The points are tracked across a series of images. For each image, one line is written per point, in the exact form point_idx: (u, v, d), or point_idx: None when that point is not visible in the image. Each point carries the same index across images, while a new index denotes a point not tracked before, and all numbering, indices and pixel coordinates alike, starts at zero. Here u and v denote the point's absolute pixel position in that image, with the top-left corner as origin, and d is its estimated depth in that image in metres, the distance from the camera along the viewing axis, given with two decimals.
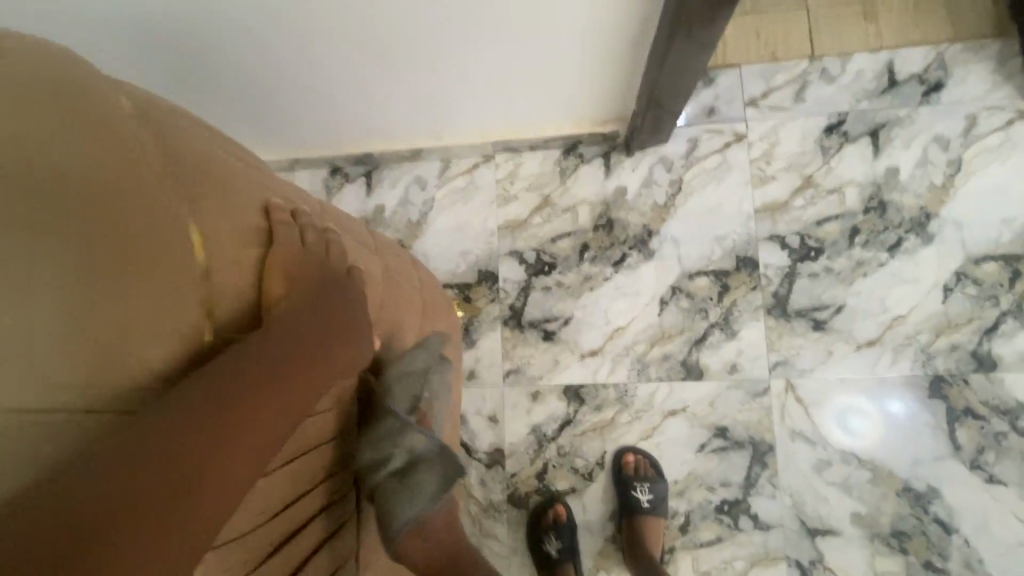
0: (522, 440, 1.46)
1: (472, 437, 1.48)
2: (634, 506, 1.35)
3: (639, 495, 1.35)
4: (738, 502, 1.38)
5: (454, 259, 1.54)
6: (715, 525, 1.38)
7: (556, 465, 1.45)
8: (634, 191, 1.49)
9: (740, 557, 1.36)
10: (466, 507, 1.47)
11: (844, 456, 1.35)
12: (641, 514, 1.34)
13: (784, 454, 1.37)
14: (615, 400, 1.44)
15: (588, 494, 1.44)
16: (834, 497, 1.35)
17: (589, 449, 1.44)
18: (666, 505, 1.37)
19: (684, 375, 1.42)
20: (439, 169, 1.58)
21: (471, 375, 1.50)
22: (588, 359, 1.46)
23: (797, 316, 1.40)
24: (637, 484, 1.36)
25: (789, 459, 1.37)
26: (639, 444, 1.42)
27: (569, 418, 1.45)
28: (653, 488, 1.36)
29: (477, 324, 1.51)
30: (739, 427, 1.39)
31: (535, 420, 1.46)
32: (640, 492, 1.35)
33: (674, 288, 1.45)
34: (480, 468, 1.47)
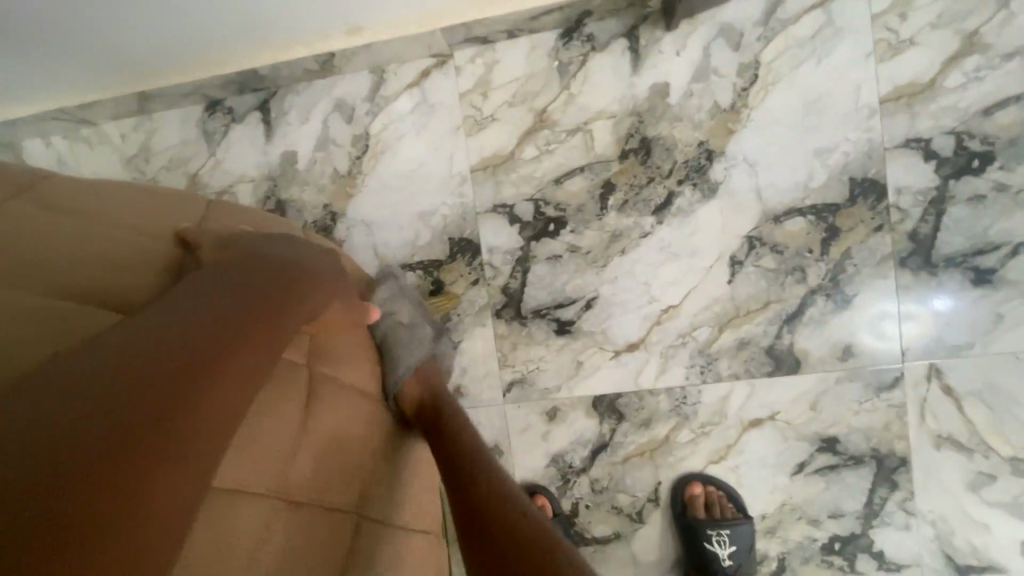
0: (541, 476, 1.03)
1: None
2: (710, 564, 0.96)
3: (716, 548, 0.95)
4: (854, 537, 0.96)
5: (411, 224, 1.02)
6: (822, 570, 0.98)
7: (590, 506, 1.02)
8: (681, 90, 0.93)
9: None
10: None
11: (1016, 465, 0.92)
12: (720, 574, 0.95)
13: (924, 468, 0.94)
14: (670, 411, 0.98)
15: (638, 540, 1.02)
16: (999, 522, 0.93)
17: (636, 481, 1.00)
18: (753, 555, 0.97)
19: (771, 367, 0.95)
20: (369, 85, 1.01)
21: (458, 392, 1.04)
22: (625, 357, 0.99)
23: (946, 265, 0.90)
24: (713, 533, 0.94)
25: (931, 474, 0.94)
26: (708, 470, 0.98)
27: (605, 441, 1.00)
28: (735, 535, 0.95)
29: (456, 319, 1.02)
30: (855, 436, 0.95)
31: (555, 448, 1.02)
32: (719, 545, 0.95)
33: (751, 239, 0.94)
34: None
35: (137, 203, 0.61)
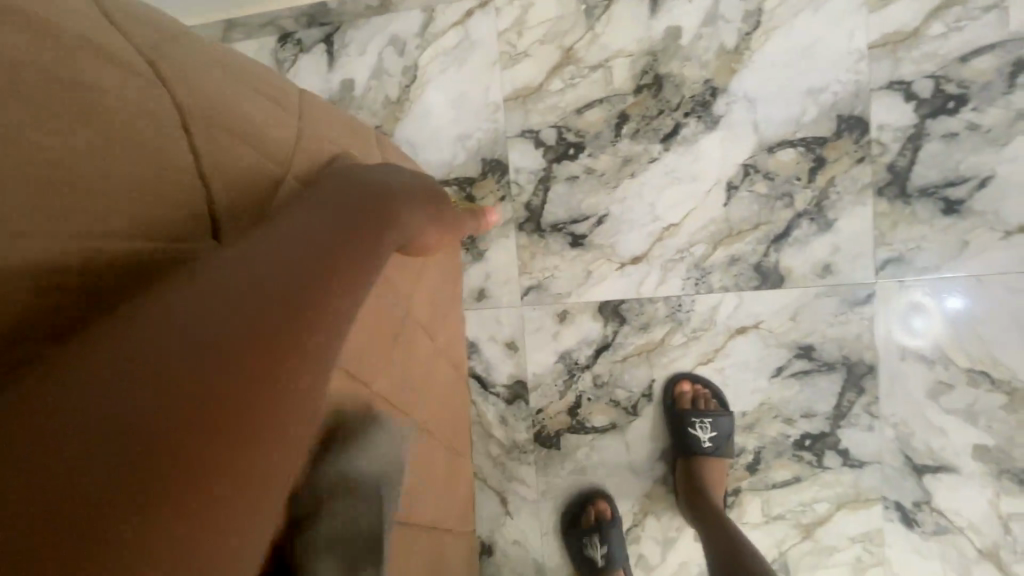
0: (550, 370, 1.18)
1: (487, 368, 1.21)
2: (693, 447, 1.09)
3: (699, 433, 1.09)
4: (824, 436, 1.09)
5: (449, 145, 1.17)
6: (793, 463, 1.11)
7: (592, 399, 1.17)
8: (692, 34, 1.06)
9: (823, 499, 1.10)
10: (485, 448, 1.23)
11: (971, 376, 1.03)
12: (701, 455, 1.09)
13: (889, 377, 1.06)
14: (666, 317, 1.13)
15: (632, 431, 1.16)
16: (954, 427, 1.05)
17: (633, 378, 1.15)
18: (731, 442, 1.11)
19: (758, 282, 1.09)
20: (420, 23, 1.16)
21: (482, 294, 1.19)
22: (629, 269, 1.13)
23: (920, 195, 1.02)
24: (696, 420, 1.08)
25: (896, 382, 1.06)
26: (697, 371, 1.12)
27: (607, 341, 1.15)
28: (717, 424, 1.09)
29: (484, 229, 1.18)
30: (829, 345, 1.07)
31: (564, 346, 1.17)
32: (701, 431, 1.09)
33: (747, 167, 1.07)
34: (498, 404, 1.21)
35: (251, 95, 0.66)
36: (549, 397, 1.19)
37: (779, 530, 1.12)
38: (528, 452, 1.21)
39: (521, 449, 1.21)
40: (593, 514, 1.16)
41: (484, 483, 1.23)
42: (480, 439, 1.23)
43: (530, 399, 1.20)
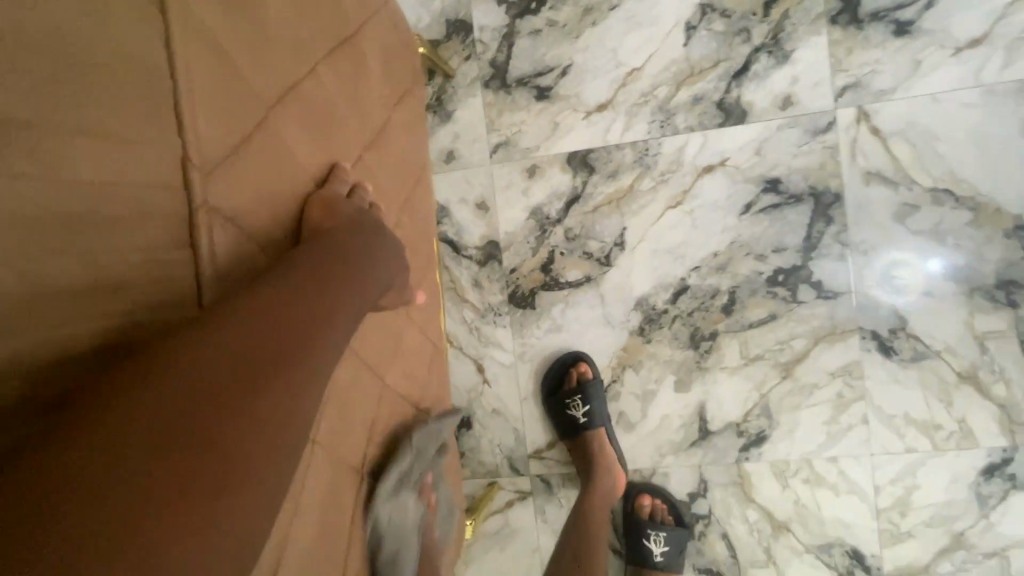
0: (521, 228, 1.17)
1: (459, 231, 1.20)
2: (632, 516, 1.14)
3: (651, 545, 1.11)
4: (796, 269, 1.08)
5: (413, 10, 1.19)
6: (767, 301, 1.10)
7: (565, 253, 1.16)
8: None
9: (800, 335, 1.09)
10: (459, 315, 1.21)
11: (936, 194, 1.04)
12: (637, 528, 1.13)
13: (879, 278, 1.06)
14: (633, 163, 1.13)
15: (607, 283, 1.15)
16: (922, 249, 1.05)
17: (604, 228, 1.14)
18: (671, 501, 1.14)
19: (722, 119, 1.09)
20: None
21: (451, 156, 1.19)
22: (595, 117, 1.13)
23: (872, 21, 1.04)
24: (629, 502, 1.15)
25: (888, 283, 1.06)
26: (667, 215, 1.12)
27: (578, 193, 1.15)
28: (671, 538, 1.11)
29: (451, 91, 1.18)
30: (795, 177, 1.08)
31: (534, 200, 1.17)
32: (654, 543, 1.11)
33: (703, 7, 1.09)
34: (471, 268, 1.20)
35: (231, 60, 0.53)
36: (521, 255, 1.17)
37: (758, 372, 1.11)
38: (503, 314, 1.19)
39: (495, 312, 1.19)
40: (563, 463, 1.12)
41: (459, 351, 1.21)
42: (453, 305, 1.21)
43: (503, 260, 1.18)
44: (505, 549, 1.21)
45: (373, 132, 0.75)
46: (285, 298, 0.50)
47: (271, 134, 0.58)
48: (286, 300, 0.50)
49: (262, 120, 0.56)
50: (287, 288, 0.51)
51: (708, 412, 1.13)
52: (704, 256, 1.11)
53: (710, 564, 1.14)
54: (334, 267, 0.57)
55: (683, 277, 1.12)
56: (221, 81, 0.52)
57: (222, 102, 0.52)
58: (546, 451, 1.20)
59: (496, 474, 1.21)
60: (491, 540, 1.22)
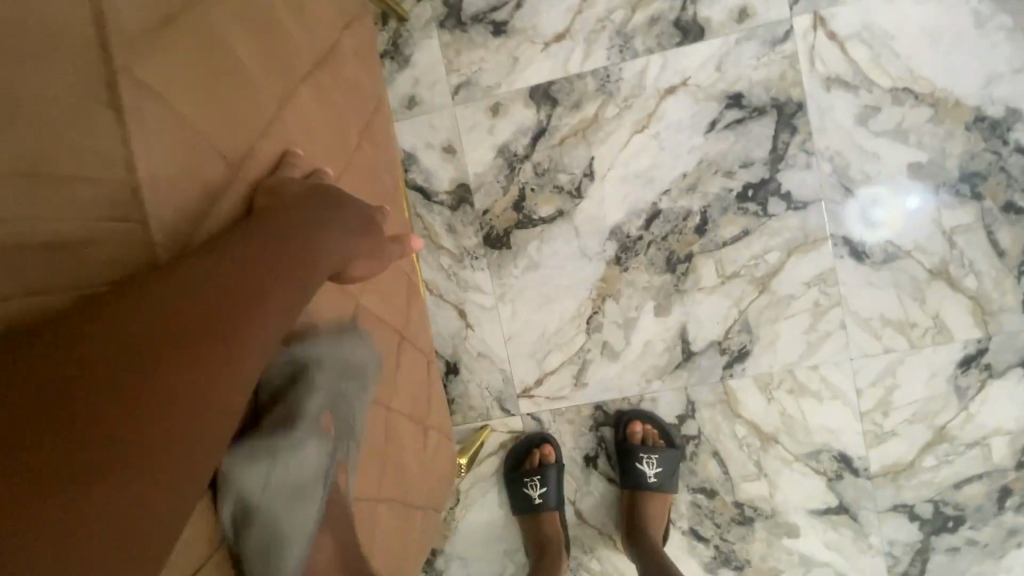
0: (489, 168, 1.17)
1: (428, 177, 1.19)
2: (625, 444, 1.14)
3: (645, 468, 1.12)
4: (765, 183, 1.09)
5: None
6: (739, 217, 1.10)
7: (536, 189, 1.16)
8: None
9: (774, 248, 1.10)
10: (436, 262, 1.20)
11: (896, 94, 1.04)
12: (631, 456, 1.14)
13: (860, 215, 1.07)
14: (596, 91, 1.12)
15: (580, 215, 1.15)
16: (887, 150, 1.06)
17: (572, 159, 1.14)
18: (661, 425, 1.16)
19: (681, 38, 1.09)
20: None
21: (413, 102, 1.17)
22: (554, 48, 1.12)
23: None
24: (621, 431, 1.16)
25: (868, 218, 1.07)
26: (634, 140, 1.12)
27: (543, 127, 1.14)
28: (663, 459, 1.12)
29: (407, 35, 1.17)
30: (757, 90, 1.08)
31: (501, 139, 1.16)
32: (648, 466, 1.12)
33: None
34: (443, 214, 1.19)
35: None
36: (492, 196, 1.17)
37: (736, 289, 1.12)
38: (480, 257, 1.19)
39: (471, 256, 1.19)
40: (537, 458, 1.18)
41: (439, 298, 1.21)
42: (429, 252, 1.20)
43: (475, 202, 1.18)
44: (501, 491, 1.22)
45: (330, 76, 0.72)
46: (251, 257, 0.49)
47: (223, 88, 0.54)
48: (259, 254, 0.50)
49: (210, 74, 0.53)
50: (256, 244, 0.50)
51: (690, 333, 1.14)
52: (673, 178, 1.11)
53: (703, 482, 1.17)
54: (304, 218, 0.56)
55: (655, 201, 1.12)
56: (150, 30, 0.49)
57: (163, 54, 0.49)
58: (534, 389, 1.20)
59: (488, 417, 1.22)
60: (486, 483, 1.23)
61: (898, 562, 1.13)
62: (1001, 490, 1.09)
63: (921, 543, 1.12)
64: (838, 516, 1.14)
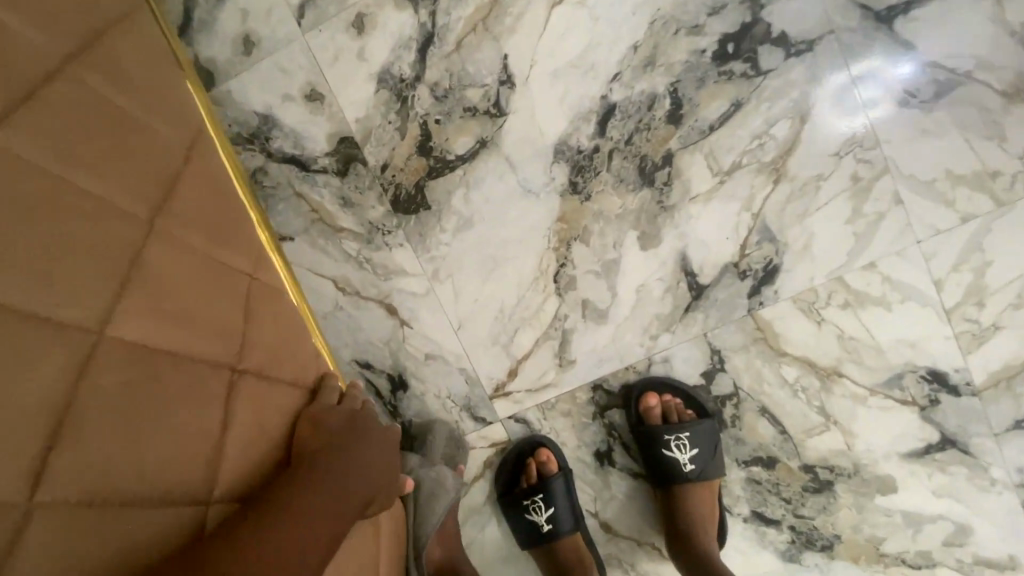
0: (374, 107, 0.85)
1: (298, 141, 0.86)
2: (646, 432, 0.84)
3: (676, 454, 0.84)
4: (748, 28, 0.77)
5: None
6: (724, 86, 0.79)
7: (442, 120, 0.84)
8: None
9: (780, 117, 0.79)
10: (339, 250, 0.88)
11: None
12: (658, 446, 0.84)
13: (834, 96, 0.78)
14: None
15: (509, 139, 0.83)
16: None
17: (480, 65, 0.82)
18: (685, 393, 0.86)
19: None
20: None
21: (249, 43, 0.85)
22: None
23: None
24: (635, 414, 0.86)
25: (835, 101, 0.78)
26: (556, 17, 0.80)
27: (430, 32, 0.82)
28: (697, 437, 0.84)
29: None
30: None
31: (378, 63, 0.84)
32: (680, 450, 0.83)
33: None
34: (331, 184, 0.87)
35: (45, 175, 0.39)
36: (388, 143, 0.85)
37: (741, 187, 0.81)
38: (393, 230, 0.87)
39: (383, 231, 0.88)
40: (534, 471, 0.88)
41: (356, 298, 0.89)
42: (326, 240, 0.88)
43: (368, 157, 0.86)
44: (503, 521, 0.92)
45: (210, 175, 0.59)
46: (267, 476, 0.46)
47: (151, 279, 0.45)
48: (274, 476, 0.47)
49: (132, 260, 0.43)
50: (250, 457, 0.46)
51: (693, 261, 0.83)
52: (621, 56, 0.80)
53: (756, 451, 0.87)
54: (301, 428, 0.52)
55: (604, 95, 0.81)
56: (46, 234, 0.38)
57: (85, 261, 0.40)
58: (509, 384, 0.90)
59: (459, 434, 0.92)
60: (482, 516, 0.93)
61: None
62: None
63: None
64: (943, 452, 0.85)
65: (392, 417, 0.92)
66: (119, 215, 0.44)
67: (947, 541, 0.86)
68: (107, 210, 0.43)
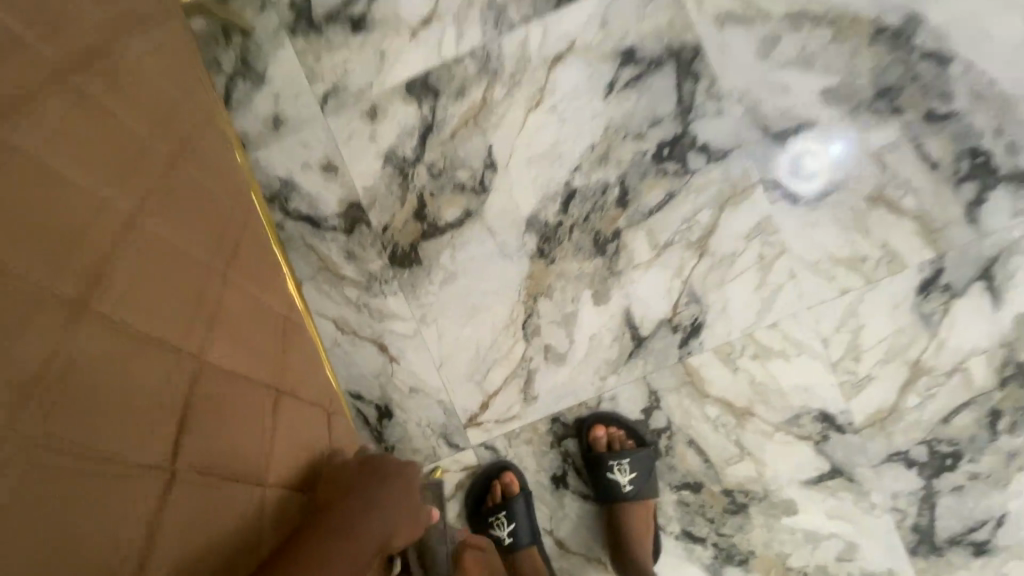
0: (380, 179, 1.03)
1: (312, 203, 1.03)
2: (594, 457, 1.01)
3: (618, 476, 0.99)
4: (679, 138, 1.00)
5: None
6: (661, 180, 1.00)
7: (435, 193, 1.02)
8: None
9: (704, 206, 1.01)
10: (341, 295, 1.04)
11: (792, 20, 0.97)
12: (604, 470, 1.00)
13: (789, 163, 1.00)
14: (478, 73, 1.01)
15: (490, 211, 1.02)
16: (796, 80, 0.98)
17: (469, 152, 1.02)
18: (628, 428, 1.03)
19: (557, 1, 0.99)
20: None
21: (278, 122, 1.02)
22: (423, 34, 1.01)
23: None
24: (585, 442, 1.02)
25: (794, 166, 1.00)
26: (531, 119, 1.01)
27: (429, 123, 1.02)
28: (635, 462, 1.00)
29: (256, 49, 1.02)
30: (649, 42, 0.99)
31: (386, 144, 1.02)
32: (621, 473, 0.99)
33: None
34: (338, 239, 1.03)
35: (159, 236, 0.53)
36: (390, 208, 1.03)
37: (673, 259, 1.01)
38: (389, 280, 1.04)
39: (380, 281, 1.04)
40: (499, 491, 1.03)
41: (352, 336, 1.05)
42: (331, 286, 1.04)
43: (371, 219, 1.03)
44: None
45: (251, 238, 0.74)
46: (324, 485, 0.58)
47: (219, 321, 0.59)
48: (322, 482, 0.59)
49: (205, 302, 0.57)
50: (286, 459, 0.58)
51: (635, 316, 1.02)
52: (581, 152, 1.01)
53: (686, 477, 1.04)
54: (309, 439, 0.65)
55: (567, 181, 1.01)
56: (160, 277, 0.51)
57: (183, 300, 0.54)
58: (481, 415, 1.05)
59: (435, 459, 1.06)
60: None
61: (905, 515, 1.04)
62: (992, 413, 1.02)
63: (924, 490, 1.03)
64: (834, 480, 1.04)
65: (377, 441, 1.05)
66: (186, 272, 0.55)
67: (839, 555, 1.04)
68: (179, 266, 0.55)
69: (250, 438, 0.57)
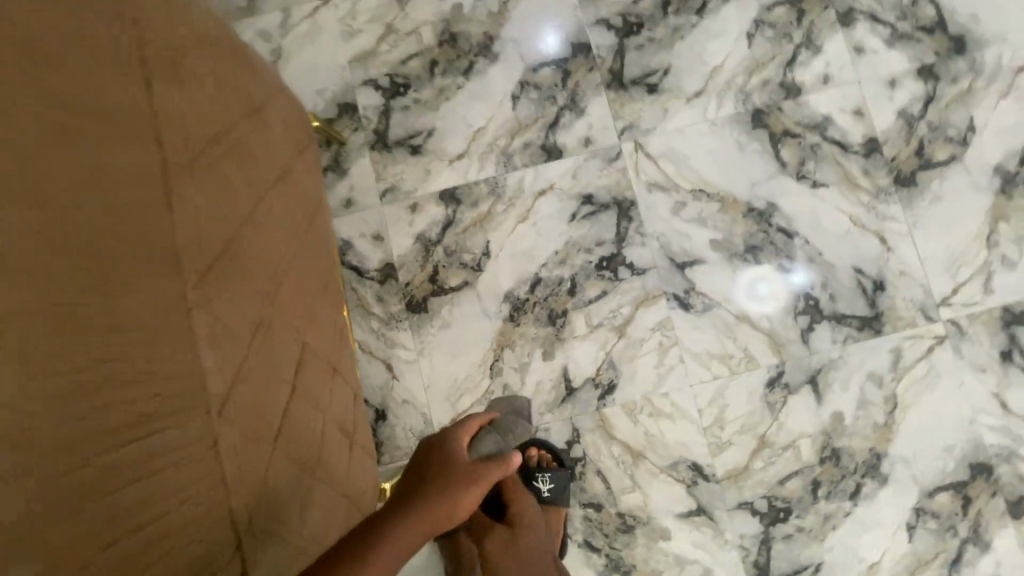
0: (410, 251, 1.50)
1: (361, 259, 1.49)
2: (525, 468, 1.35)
3: (540, 485, 1.31)
4: (615, 256, 1.48)
5: (310, 100, 1.54)
6: (599, 281, 1.48)
7: (446, 266, 1.49)
8: (469, 5, 1.57)
9: (626, 303, 1.47)
10: (367, 325, 1.47)
11: (695, 193, 1.50)
12: (531, 479, 1.32)
13: (745, 289, 1.47)
14: (488, 193, 1.51)
15: (481, 284, 1.48)
16: (695, 231, 1.49)
17: (474, 243, 1.50)
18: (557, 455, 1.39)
19: (547, 157, 1.52)
20: (280, 20, 1.56)
21: (349, 203, 1.51)
22: (457, 163, 1.53)
23: (633, 85, 1.54)
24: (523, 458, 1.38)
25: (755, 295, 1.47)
26: (518, 228, 1.50)
27: (451, 219, 1.51)
28: (554, 476, 1.33)
29: (345, 154, 1.53)
30: (603, 192, 1.51)
31: (419, 228, 1.51)
32: (542, 482, 1.31)
33: (522, 83, 1.55)
34: (373, 285, 1.49)
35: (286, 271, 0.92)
36: (413, 270, 1.49)
37: (601, 336, 1.46)
38: (403, 320, 1.48)
39: (397, 319, 1.48)
40: None
41: (369, 355, 1.47)
42: (362, 318, 1.48)
43: (399, 276, 1.49)
44: None
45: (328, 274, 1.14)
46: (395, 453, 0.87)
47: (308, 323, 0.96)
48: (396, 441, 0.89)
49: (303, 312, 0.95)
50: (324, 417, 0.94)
51: (570, 372, 1.45)
52: (549, 255, 1.49)
53: (592, 498, 1.42)
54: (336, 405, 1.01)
55: (536, 272, 1.48)
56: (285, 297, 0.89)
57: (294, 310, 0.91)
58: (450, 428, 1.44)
59: None
60: None
61: (748, 552, 1.40)
62: (814, 482, 1.42)
63: (763, 534, 1.40)
64: (699, 516, 1.41)
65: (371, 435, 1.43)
66: (296, 292, 0.93)
67: None
68: (293, 290, 0.93)
69: (315, 396, 0.93)
